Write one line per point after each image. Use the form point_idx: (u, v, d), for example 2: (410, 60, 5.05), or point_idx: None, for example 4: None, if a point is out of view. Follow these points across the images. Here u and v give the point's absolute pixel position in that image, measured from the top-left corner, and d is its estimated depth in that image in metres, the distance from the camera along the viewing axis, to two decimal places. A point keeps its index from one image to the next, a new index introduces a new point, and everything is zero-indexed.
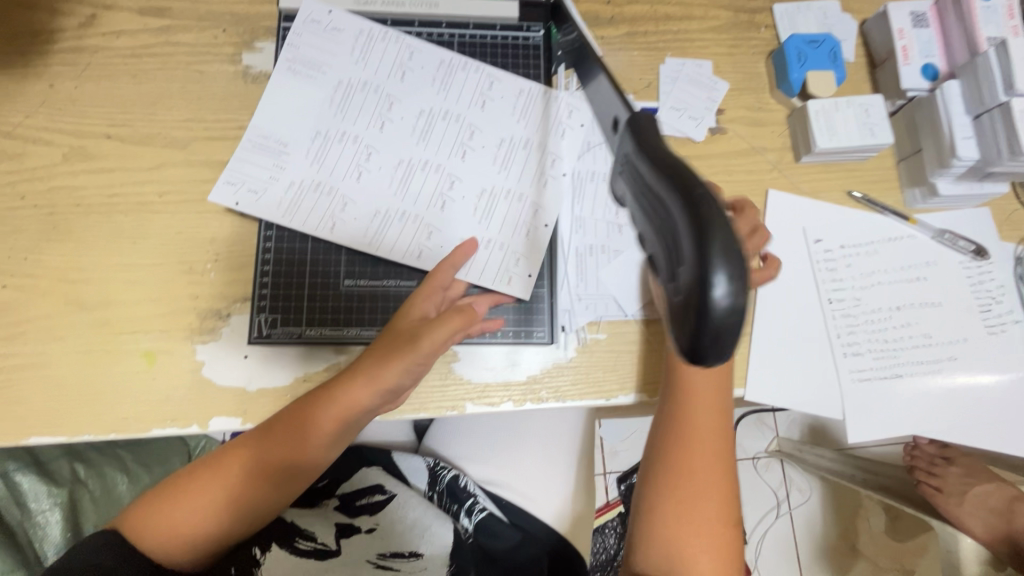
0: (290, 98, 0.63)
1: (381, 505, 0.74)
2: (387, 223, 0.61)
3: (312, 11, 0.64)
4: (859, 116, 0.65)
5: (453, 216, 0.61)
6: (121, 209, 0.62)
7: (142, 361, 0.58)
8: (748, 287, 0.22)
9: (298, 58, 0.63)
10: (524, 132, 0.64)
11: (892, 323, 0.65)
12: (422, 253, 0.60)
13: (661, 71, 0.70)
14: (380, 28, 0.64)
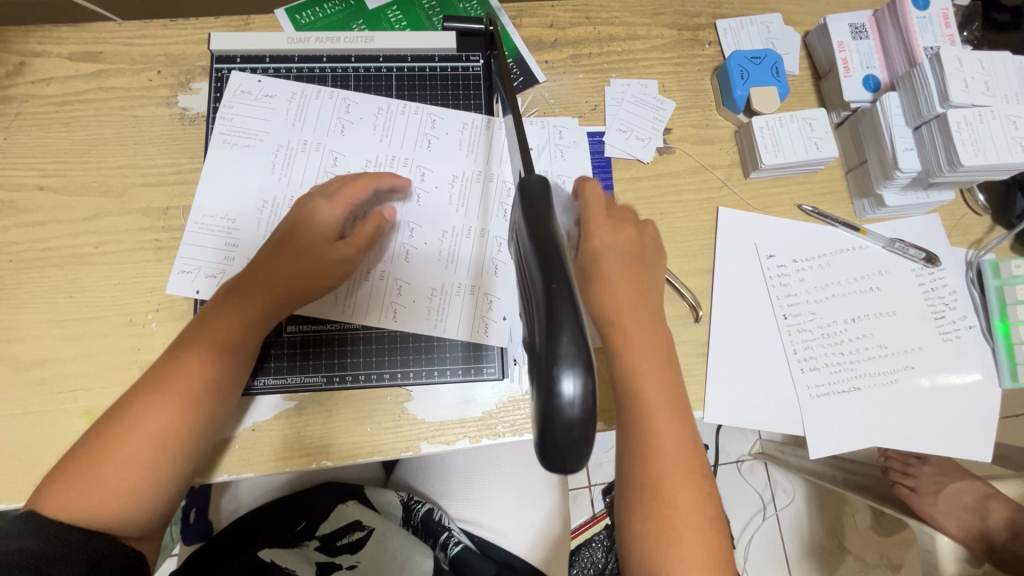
0: (231, 171, 0.60)
1: (360, 539, 0.71)
2: (353, 283, 0.59)
3: (241, 83, 0.62)
4: (803, 130, 0.65)
5: (417, 266, 0.60)
6: (56, 263, 0.60)
7: (83, 421, 0.57)
8: (594, 389, 0.27)
9: (233, 129, 0.61)
10: (471, 166, 0.63)
11: (848, 336, 0.65)
12: (397, 312, 0.59)
13: (607, 93, 0.70)
14: (313, 87, 0.63)
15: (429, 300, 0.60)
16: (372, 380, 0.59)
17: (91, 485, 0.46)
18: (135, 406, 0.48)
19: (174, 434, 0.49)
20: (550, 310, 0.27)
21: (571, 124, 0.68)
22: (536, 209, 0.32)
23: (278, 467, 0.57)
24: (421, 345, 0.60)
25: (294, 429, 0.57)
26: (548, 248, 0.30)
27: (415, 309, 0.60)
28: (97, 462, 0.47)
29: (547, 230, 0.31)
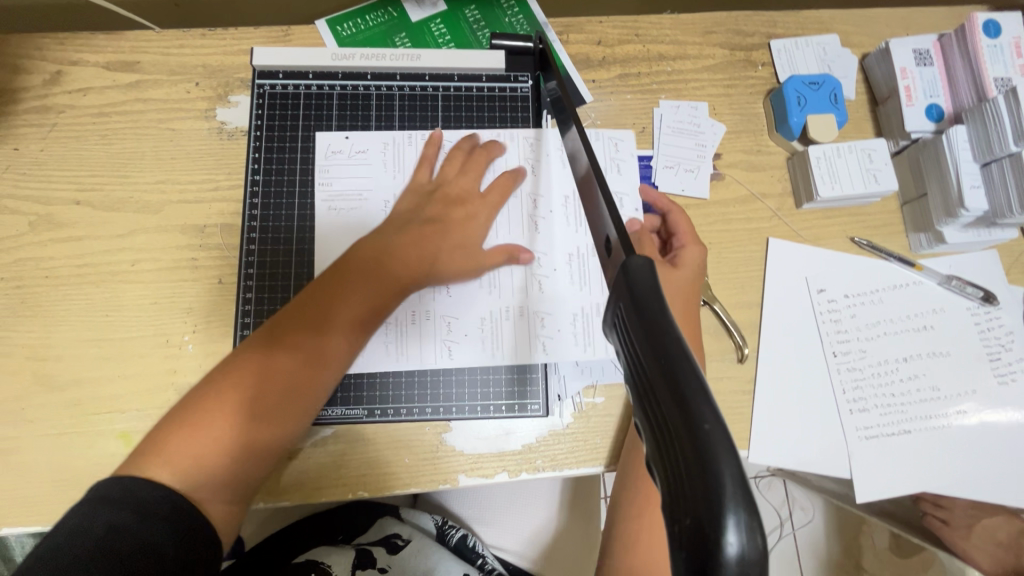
0: (342, 233, 0.59)
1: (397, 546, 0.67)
2: (498, 326, 0.58)
3: (331, 144, 0.61)
4: (862, 161, 0.63)
5: (462, 298, 0.58)
6: (92, 280, 0.59)
7: (118, 443, 0.56)
8: (762, 540, 0.20)
9: (335, 194, 0.60)
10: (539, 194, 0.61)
11: (901, 377, 0.63)
12: (452, 349, 0.57)
13: (656, 114, 0.67)
14: (401, 133, 0.61)
15: (571, 329, 0.58)
16: (413, 413, 0.57)
17: (193, 440, 0.44)
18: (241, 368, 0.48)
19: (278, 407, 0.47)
20: (699, 447, 0.21)
21: (627, 138, 0.65)
22: (649, 302, 0.26)
23: (313, 496, 0.55)
24: (462, 379, 0.58)
25: (330, 458, 0.56)
26: (677, 357, 0.23)
27: (468, 342, 0.58)
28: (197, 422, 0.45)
29: (670, 328, 0.25)
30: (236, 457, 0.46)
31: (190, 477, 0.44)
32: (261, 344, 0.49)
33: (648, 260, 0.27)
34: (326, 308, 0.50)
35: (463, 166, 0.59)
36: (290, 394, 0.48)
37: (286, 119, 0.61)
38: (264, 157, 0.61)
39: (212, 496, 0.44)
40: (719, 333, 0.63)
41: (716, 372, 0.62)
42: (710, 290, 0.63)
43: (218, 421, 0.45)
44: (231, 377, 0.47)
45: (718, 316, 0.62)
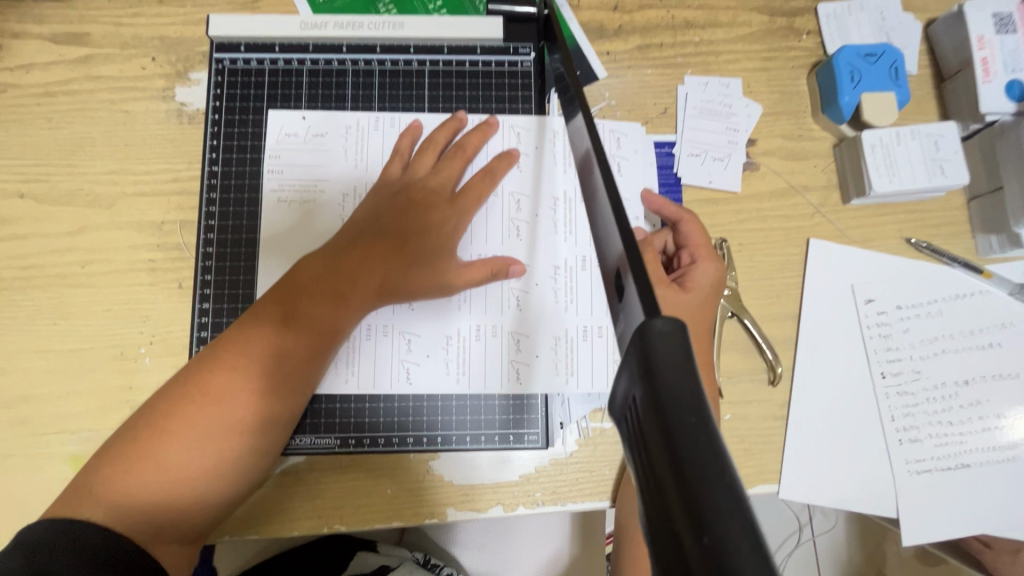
0: (291, 235, 0.52)
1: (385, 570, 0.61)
2: (467, 348, 0.50)
3: (284, 125, 0.53)
4: (927, 149, 0.53)
5: (427, 313, 0.51)
6: (38, 284, 0.52)
7: (69, 468, 0.50)
8: None
9: (287, 183, 0.52)
10: (531, 192, 0.52)
11: (960, 403, 0.54)
12: (410, 372, 0.50)
13: (679, 93, 0.58)
14: (368, 116, 0.53)
15: (556, 352, 0.51)
16: (392, 443, 0.50)
17: (136, 476, 0.39)
18: (192, 382, 0.42)
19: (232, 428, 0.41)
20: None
21: (632, 130, 0.56)
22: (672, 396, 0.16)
23: (283, 530, 0.48)
24: (448, 404, 0.50)
25: (300, 488, 0.49)
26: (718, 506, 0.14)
27: (429, 364, 0.50)
28: (140, 448, 0.40)
29: (716, 450, 0.15)
30: (181, 495, 0.40)
31: (132, 518, 0.38)
32: (217, 352, 0.43)
33: (679, 324, 0.17)
34: (292, 323, 0.44)
35: (438, 164, 0.51)
36: (242, 416, 0.41)
37: (243, 97, 0.54)
38: (224, 144, 0.53)
39: (157, 536, 0.39)
40: (750, 351, 0.54)
41: (743, 395, 0.54)
42: (742, 300, 0.55)
43: (161, 453, 0.39)
44: (178, 399, 0.41)
45: (750, 330, 0.54)
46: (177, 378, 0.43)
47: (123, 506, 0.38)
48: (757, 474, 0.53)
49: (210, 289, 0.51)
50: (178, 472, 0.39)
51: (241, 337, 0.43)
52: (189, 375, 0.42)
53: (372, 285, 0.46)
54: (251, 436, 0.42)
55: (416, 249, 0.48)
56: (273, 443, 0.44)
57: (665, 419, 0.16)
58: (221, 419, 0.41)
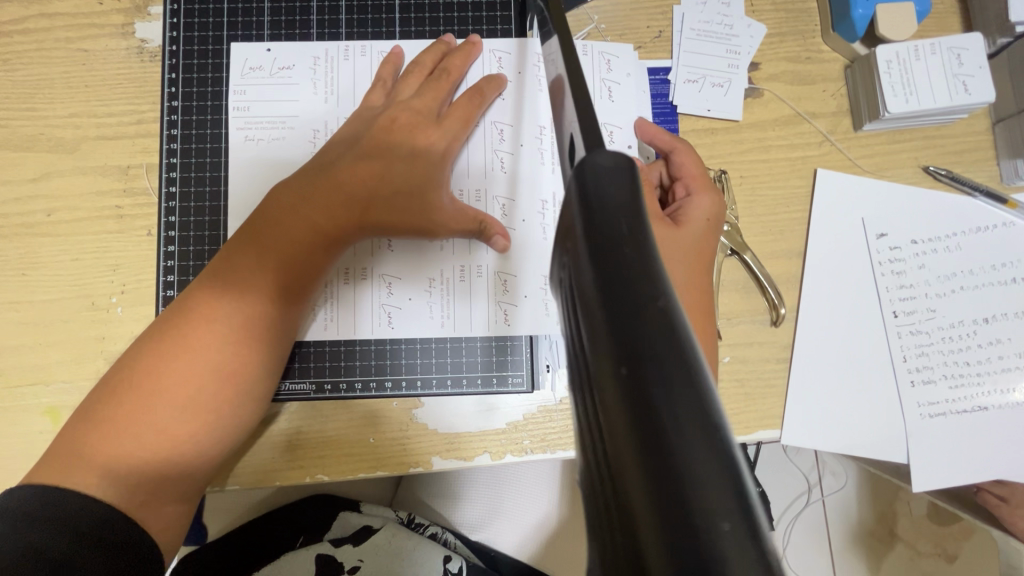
0: (258, 176, 0.49)
1: (367, 534, 0.60)
2: (449, 291, 0.48)
3: (248, 57, 0.49)
4: (948, 64, 0.49)
5: (406, 256, 0.48)
6: (3, 234, 0.50)
7: (45, 421, 0.48)
8: None
9: (253, 119, 0.49)
10: (513, 121, 0.49)
11: (978, 342, 0.51)
12: (391, 316, 0.48)
13: (675, 14, 0.53)
14: (336, 45, 0.49)
15: (543, 293, 0.48)
16: (370, 388, 0.48)
17: (117, 439, 0.37)
18: (164, 333, 0.39)
19: (209, 376, 0.38)
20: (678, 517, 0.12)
21: (625, 53, 0.52)
22: (612, 233, 0.16)
23: (266, 480, 0.46)
24: (430, 348, 0.48)
25: (275, 439, 0.46)
26: (651, 336, 0.14)
27: (410, 308, 0.48)
28: (113, 407, 0.37)
29: (654, 281, 0.15)
30: (157, 452, 0.37)
31: (119, 483, 0.36)
32: (190, 302, 0.40)
33: (622, 159, 0.17)
34: (264, 275, 0.41)
35: (421, 86, 0.47)
36: (219, 363, 0.39)
37: (201, 27, 0.51)
38: (183, 80, 0.50)
39: (151, 499, 0.37)
40: (751, 291, 0.51)
41: (744, 337, 0.51)
42: (742, 236, 0.51)
43: (131, 411, 0.37)
44: (150, 353, 0.39)
45: (750, 268, 0.51)
46: (148, 333, 0.40)
47: (99, 470, 0.36)
48: (760, 418, 0.50)
49: (175, 232, 0.50)
50: (149, 428, 0.37)
51: (212, 284, 0.41)
52: (161, 330, 0.40)
53: (350, 220, 0.42)
54: (237, 387, 0.40)
55: (399, 177, 0.43)
56: (264, 394, 0.42)
57: (603, 256, 0.15)
58: (198, 370, 0.38)
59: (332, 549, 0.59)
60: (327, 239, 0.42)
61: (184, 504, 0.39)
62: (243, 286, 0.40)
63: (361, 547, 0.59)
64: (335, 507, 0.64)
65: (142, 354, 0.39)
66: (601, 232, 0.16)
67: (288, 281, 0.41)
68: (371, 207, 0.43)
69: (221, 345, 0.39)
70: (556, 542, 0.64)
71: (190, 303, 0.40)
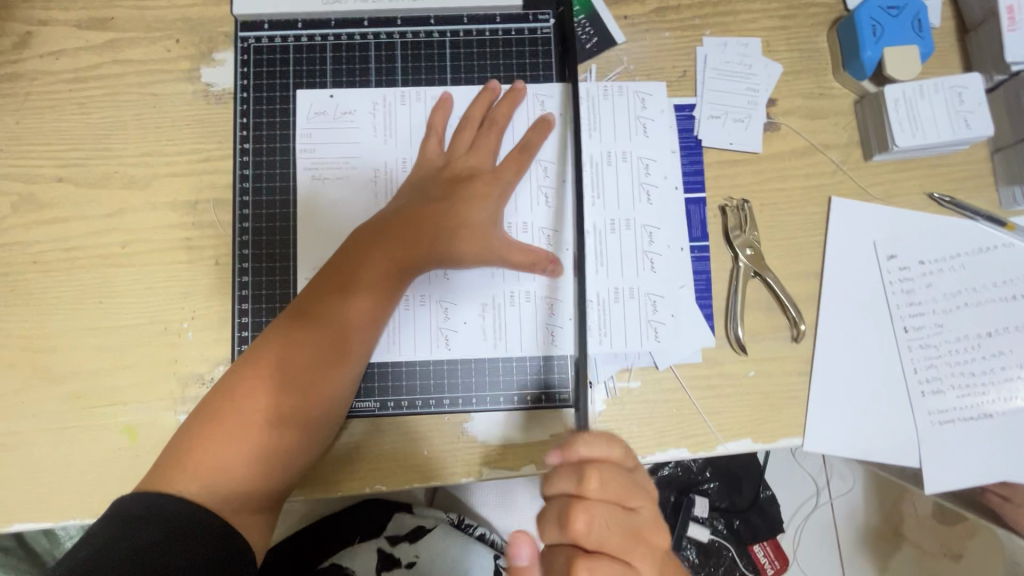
0: (325, 213, 0.53)
1: (421, 532, 0.65)
2: (501, 315, 0.52)
3: (314, 103, 0.54)
4: (951, 102, 0.53)
5: (462, 284, 0.52)
6: (82, 264, 0.54)
7: (123, 438, 0.52)
8: None
9: (319, 160, 0.54)
10: (556, 158, 0.53)
11: (982, 354, 0.55)
12: (449, 339, 0.52)
13: (698, 55, 0.58)
14: (395, 91, 0.54)
15: None
16: (429, 405, 0.51)
17: (218, 451, 0.41)
18: (257, 358, 0.44)
19: (300, 398, 0.43)
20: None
21: (656, 90, 0.57)
22: None
23: (334, 490, 0.50)
24: (482, 367, 0.52)
25: (343, 453, 0.50)
26: None
27: (467, 331, 0.52)
28: (214, 425, 0.42)
29: None
30: (255, 465, 0.41)
31: (218, 491, 0.40)
32: (278, 330, 0.45)
33: None
34: (342, 307, 0.45)
35: (475, 137, 0.52)
36: (306, 386, 0.43)
37: (268, 74, 0.55)
38: (251, 122, 0.55)
39: (242, 507, 0.41)
40: (772, 309, 0.55)
41: (767, 352, 0.55)
42: (764, 259, 0.56)
43: (234, 429, 0.41)
44: (244, 377, 0.43)
45: (771, 289, 0.55)
46: (242, 358, 0.44)
47: (204, 481, 0.40)
48: (782, 427, 0.54)
49: (247, 263, 0.54)
50: (251, 446, 0.41)
51: (297, 314, 0.45)
52: (253, 355, 0.44)
53: (418, 256, 0.48)
54: (322, 409, 0.44)
55: (458, 218, 0.49)
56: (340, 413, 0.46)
57: None
58: (291, 392, 0.43)
59: (390, 547, 0.64)
60: (396, 274, 0.47)
61: (267, 513, 0.43)
62: (328, 318, 0.45)
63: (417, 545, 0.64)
64: (389, 510, 0.68)
65: (237, 377, 0.43)
66: None
67: (363, 310, 0.46)
68: (436, 244, 0.48)
69: (309, 371, 0.44)
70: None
71: (280, 331, 0.45)
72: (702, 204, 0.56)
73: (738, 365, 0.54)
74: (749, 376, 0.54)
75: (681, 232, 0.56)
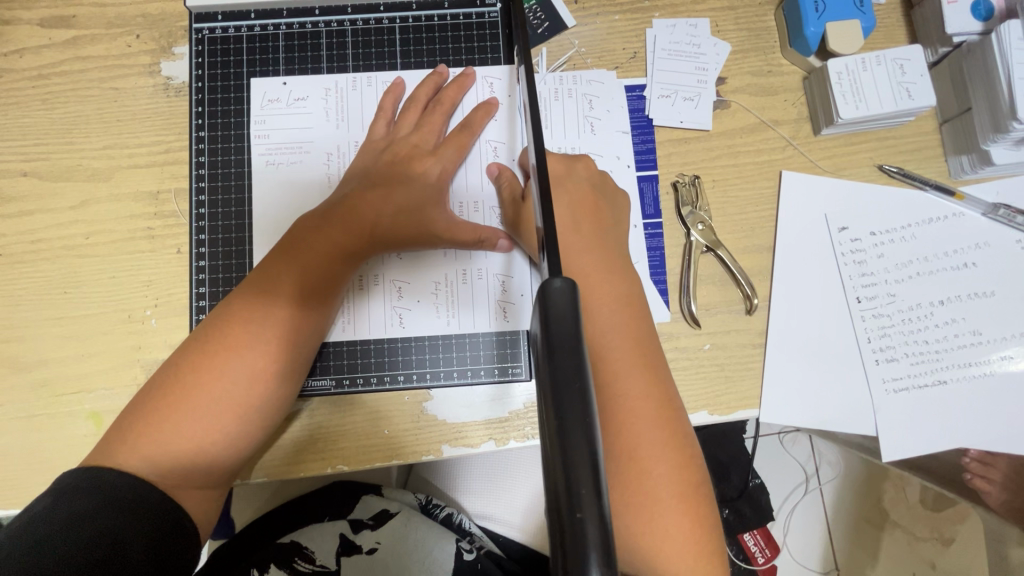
0: (279, 200, 0.54)
1: (385, 518, 0.64)
2: (454, 293, 0.53)
3: (267, 91, 0.55)
4: (893, 73, 0.54)
5: (414, 263, 0.53)
6: (47, 255, 0.55)
7: (88, 424, 0.53)
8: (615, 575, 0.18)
9: (274, 147, 0.55)
10: (505, 138, 0.54)
11: (936, 322, 0.56)
12: (403, 318, 0.53)
13: (648, 36, 0.59)
14: (345, 77, 0.55)
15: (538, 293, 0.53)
16: (385, 383, 0.52)
17: (162, 427, 0.41)
18: (205, 339, 0.44)
19: (244, 377, 0.43)
20: (567, 462, 0.19)
21: (605, 77, 0.58)
22: (557, 314, 0.22)
23: (291, 472, 0.50)
24: (436, 344, 0.53)
25: (303, 431, 0.51)
26: (567, 390, 0.20)
27: (420, 309, 0.53)
28: (159, 403, 0.42)
29: (575, 355, 0.21)
30: (196, 442, 0.42)
31: (160, 466, 0.41)
32: (226, 310, 0.45)
33: (568, 281, 0.22)
34: (286, 287, 0.46)
35: (420, 120, 0.53)
36: (251, 365, 0.44)
37: (224, 65, 0.56)
38: (208, 112, 0.56)
39: (185, 483, 0.42)
40: (727, 283, 0.56)
41: (722, 325, 0.56)
42: (717, 234, 0.56)
43: (177, 408, 0.42)
44: (192, 357, 0.44)
45: (724, 263, 0.56)
46: (191, 338, 0.45)
47: (145, 456, 0.41)
48: (740, 399, 0.55)
49: (206, 248, 0.55)
50: (193, 423, 0.42)
51: (245, 295, 0.46)
52: (205, 334, 0.45)
53: (364, 238, 0.48)
54: (268, 390, 0.45)
55: (405, 200, 0.49)
56: (292, 392, 0.47)
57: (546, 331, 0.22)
58: (236, 371, 0.43)
59: (351, 533, 0.63)
60: (341, 256, 0.48)
61: (214, 490, 0.44)
62: (272, 302, 0.45)
63: (378, 529, 0.63)
64: (357, 493, 0.68)
65: (184, 359, 0.44)
66: (548, 315, 0.22)
67: (311, 292, 0.47)
68: (383, 226, 0.49)
69: (254, 350, 0.44)
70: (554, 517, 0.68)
71: (228, 313, 0.45)
72: (655, 182, 0.57)
73: (694, 339, 0.55)
74: (705, 349, 0.55)
75: (633, 210, 0.57)
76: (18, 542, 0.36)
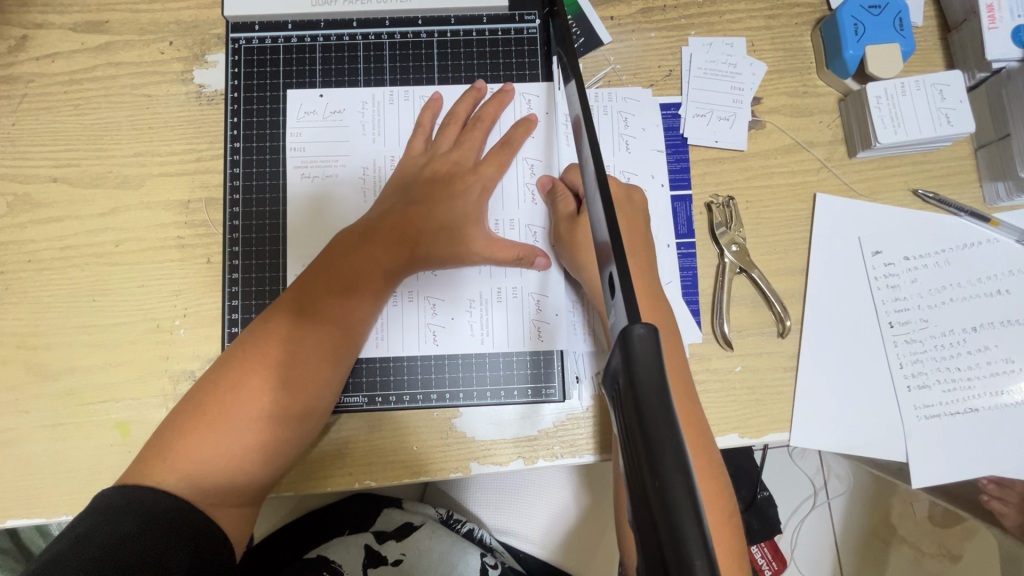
0: (315, 212, 0.54)
1: (408, 530, 0.65)
2: (488, 311, 0.53)
3: (304, 103, 0.55)
4: (932, 98, 0.54)
5: (448, 279, 0.53)
6: (76, 263, 0.55)
7: (114, 434, 0.53)
8: None
9: (309, 160, 0.55)
10: (543, 155, 0.54)
11: (968, 348, 0.55)
12: (436, 335, 0.52)
13: (684, 54, 0.58)
14: (383, 91, 0.55)
15: (570, 313, 0.53)
16: (417, 400, 0.52)
17: (199, 446, 0.41)
18: (241, 355, 0.44)
19: (282, 394, 0.43)
20: (662, 499, 0.21)
21: (640, 94, 0.58)
22: (644, 361, 0.23)
23: (320, 488, 0.50)
24: (469, 361, 0.52)
25: (334, 448, 0.51)
26: (661, 433, 0.21)
27: (453, 327, 0.52)
28: (196, 420, 0.42)
29: (664, 397, 0.22)
30: (233, 460, 0.42)
31: (197, 485, 0.41)
32: (264, 327, 0.45)
33: (650, 327, 0.23)
34: (325, 303, 0.46)
35: (459, 136, 0.52)
36: (290, 382, 0.44)
37: (260, 75, 0.56)
38: (242, 122, 0.56)
39: (222, 501, 0.41)
40: (759, 305, 0.56)
41: (754, 347, 0.55)
42: (750, 255, 0.56)
43: (215, 427, 0.42)
44: (229, 374, 0.44)
45: (757, 284, 0.55)
46: (227, 354, 0.45)
47: (183, 474, 0.40)
48: (770, 422, 0.54)
49: (238, 260, 0.55)
50: (230, 440, 0.42)
51: (283, 311, 0.46)
52: (241, 350, 0.45)
53: (401, 255, 0.48)
54: (306, 407, 0.44)
55: (443, 218, 0.50)
56: (327, 409, 0.47)
57: (635, 375, 0.23)
58: (273, 388, 0.43)
59: (377, 544, 0.64)
60: (379, 273, 0.48)
61: (248, 507, 0.43)
62: (311, 318, 0.45)
63: (403, 541, 0.64)
64: (378, 505, 0.68)
65: (221, 375, 0.44)
66: (633, 360, 0.23)
67: (349, 309, 0.47)
68: (420, 243, 0.49)
69: (292, 367, 0.44)
70: (576, 534, 0.68)
71: (265, 330, 0.45)
72: (688, 202, 0.57)
73: (725, 360, 0.55)
74: (736, 371, 0.55)
75: (666, 230, 0.56)
76: (64, 561, 0.35)
